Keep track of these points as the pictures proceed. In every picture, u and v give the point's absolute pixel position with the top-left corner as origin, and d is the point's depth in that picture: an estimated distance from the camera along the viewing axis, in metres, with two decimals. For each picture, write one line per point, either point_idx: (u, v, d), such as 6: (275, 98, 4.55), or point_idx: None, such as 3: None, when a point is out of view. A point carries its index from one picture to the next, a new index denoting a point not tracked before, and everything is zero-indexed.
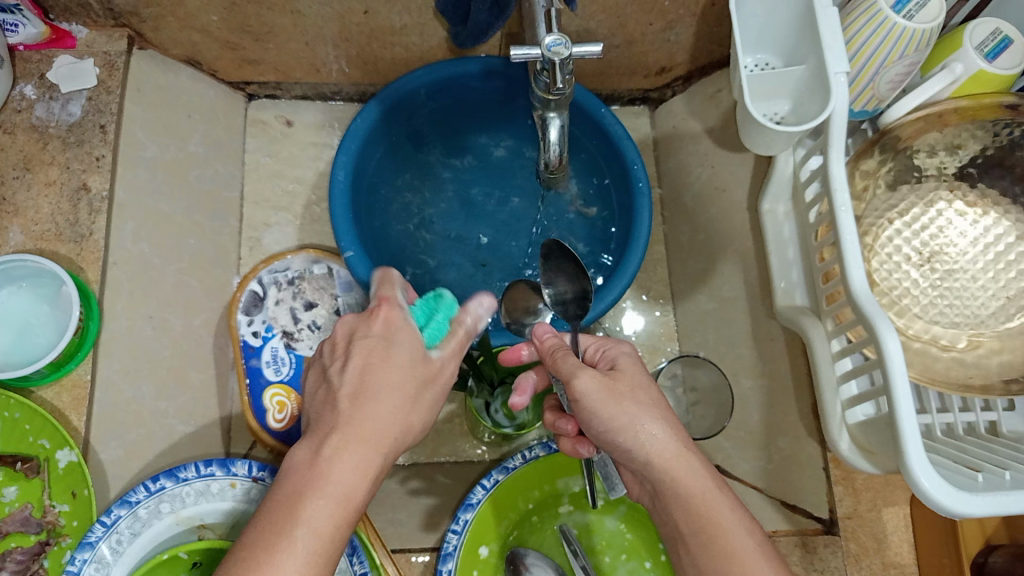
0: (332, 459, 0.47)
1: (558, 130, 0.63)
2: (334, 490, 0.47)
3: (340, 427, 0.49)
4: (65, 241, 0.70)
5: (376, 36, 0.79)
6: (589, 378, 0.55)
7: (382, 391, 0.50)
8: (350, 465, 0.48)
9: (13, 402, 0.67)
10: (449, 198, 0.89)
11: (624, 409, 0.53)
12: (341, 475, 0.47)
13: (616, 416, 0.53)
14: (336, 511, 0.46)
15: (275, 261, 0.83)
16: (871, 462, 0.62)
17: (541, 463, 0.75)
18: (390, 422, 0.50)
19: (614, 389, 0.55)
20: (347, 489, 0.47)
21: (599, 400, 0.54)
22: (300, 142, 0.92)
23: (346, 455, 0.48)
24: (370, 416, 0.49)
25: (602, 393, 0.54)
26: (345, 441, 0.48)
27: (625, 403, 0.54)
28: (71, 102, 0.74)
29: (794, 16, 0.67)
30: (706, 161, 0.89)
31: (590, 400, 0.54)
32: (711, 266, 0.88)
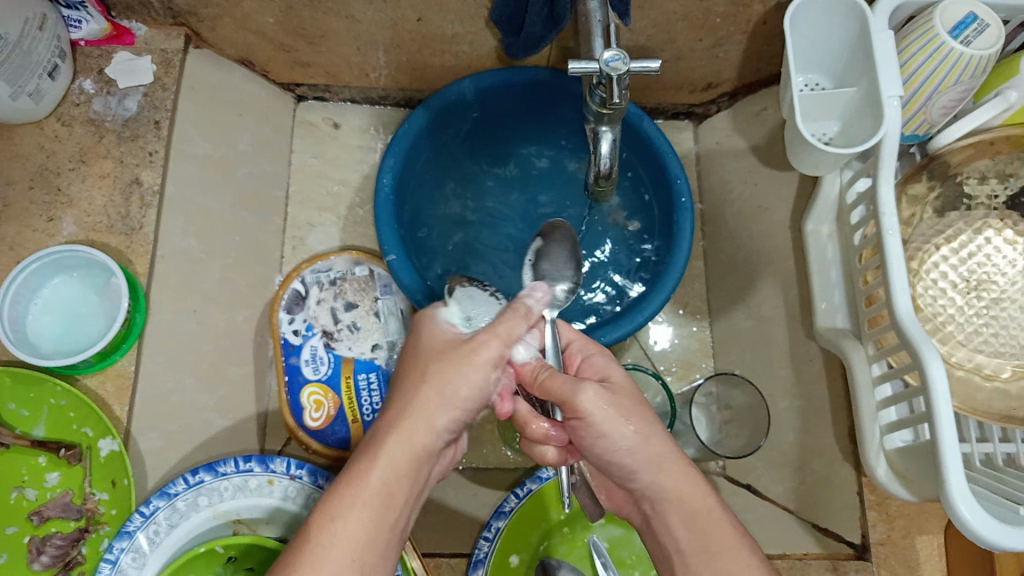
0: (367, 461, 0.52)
1: (610, 144, 0.64)
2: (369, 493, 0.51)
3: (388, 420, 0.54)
4: (116, 233, 0.72)
5: (426, 43, 0.80)
6: (593, 394, 0.53)
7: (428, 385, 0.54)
8: (386, 466, 0.52)
9: (61, 389, 0.67)
10: (492, 205, 0.89)
11: (634, 428, 0.54)
12: (374, 476, 0.51)
13: (626, 436, 0.53)
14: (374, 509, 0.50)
15: (318, 262, 0.84)
16: (908, 489, 0.61)
17: None
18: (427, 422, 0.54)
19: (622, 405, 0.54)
20: (383, 488, 0.51)
21: (606, 419, 0.53)
22: (347, 145, 0.93)
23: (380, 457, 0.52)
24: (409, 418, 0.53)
25: (608, 409, 0.53)
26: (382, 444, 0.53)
27: (638, 419, 0.54)
28: (127, 98, 0.75)
29: (848, 38, 0.66)
30: (749, 179, 0.88)
31: (594, 420, 0.53)
32: (750, 284, 0.87)
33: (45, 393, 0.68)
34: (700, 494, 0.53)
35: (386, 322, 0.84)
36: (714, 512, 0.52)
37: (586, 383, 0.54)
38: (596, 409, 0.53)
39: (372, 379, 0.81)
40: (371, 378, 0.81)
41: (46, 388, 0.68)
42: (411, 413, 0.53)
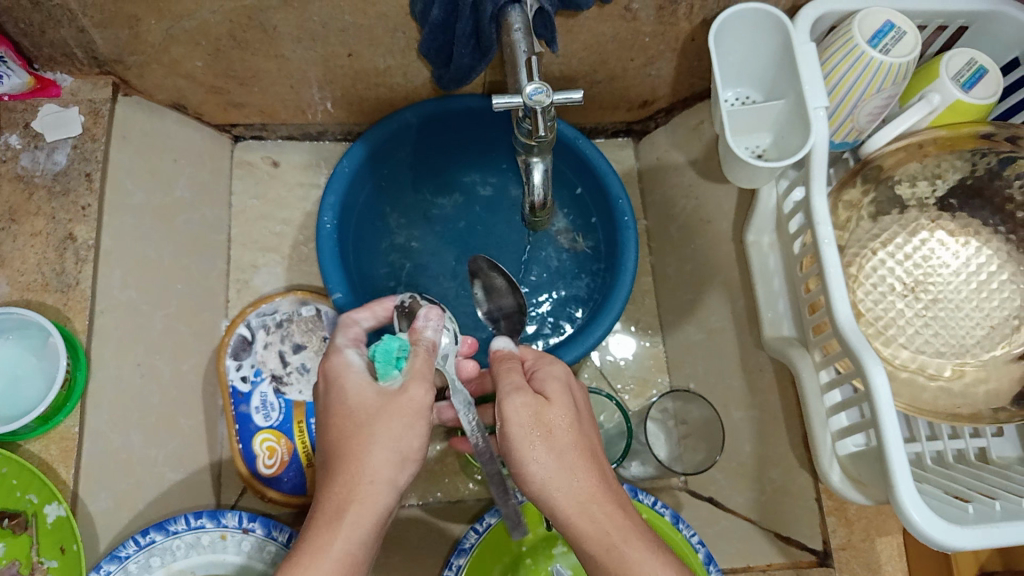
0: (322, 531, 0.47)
1: (541, 174, 0.64)
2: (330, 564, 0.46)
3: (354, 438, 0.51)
4: (52, 291, 0.69)
5: (360, 78, 0.80)
6: (518, 408, 0.52)
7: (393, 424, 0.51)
8: (340, 533, 0.47)
9: (1, 457, 0.64)
10: (441, 234, 0.89)
11: (535, 449, 0.51)
12: (336, 546, 0.47)
13: (526, 456, 0.51)
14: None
15: (263, 305, 0.83)
16: (863, 493, 0.61)
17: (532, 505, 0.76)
18: (371, 476, 0.49)
19: (535, 426, 0.52)
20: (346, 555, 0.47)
21: (518, 434, 0.51)
22: (287, 183, 0.93)
23: (336, 525, 0.47)
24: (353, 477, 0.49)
25: (524, 425, 0.52)
26: (340, 507, 0.48)
27: (546, 439, 0.51)
28: (56, 152, 0.73)
29: (772, 53, 0.67)
30: (691, 192, 0.89)
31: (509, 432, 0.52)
32: (699, 296, 0.88)
33: None
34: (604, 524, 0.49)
35: None
36: (612, 549, 0.48)
37: (516, 393, 0.53)
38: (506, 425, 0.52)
39: None
40: None
41: None
42: (366, 476, 0.49)
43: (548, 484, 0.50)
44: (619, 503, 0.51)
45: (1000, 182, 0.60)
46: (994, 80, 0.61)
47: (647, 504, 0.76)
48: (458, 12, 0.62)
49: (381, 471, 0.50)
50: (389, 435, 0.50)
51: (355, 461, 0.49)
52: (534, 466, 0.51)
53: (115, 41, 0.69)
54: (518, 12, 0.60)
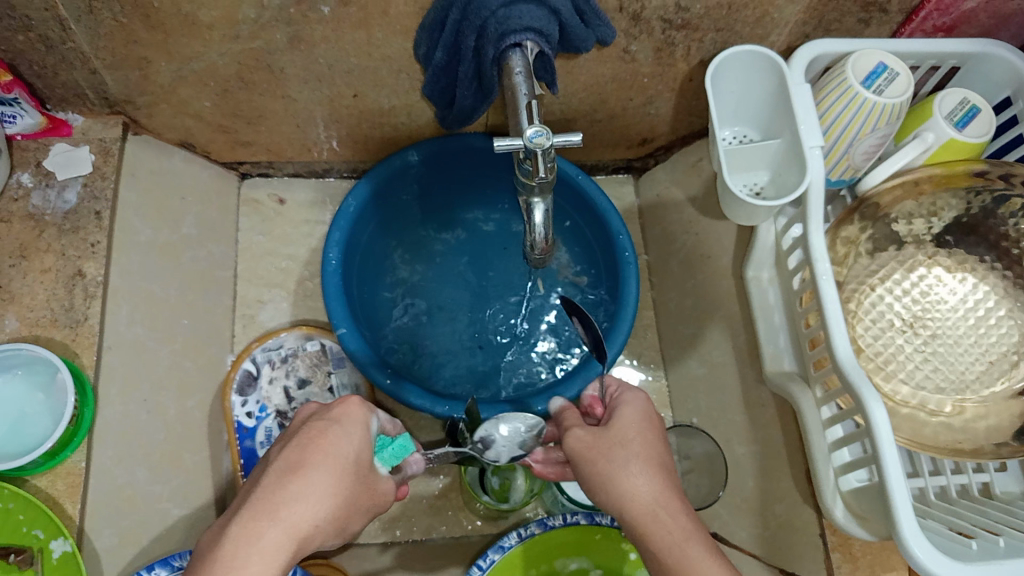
0: (241, 530, 0.43)
1: (542, 213, 0.65)
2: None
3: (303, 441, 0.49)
4: (60, 327, 0.70)
5: (365, 117, 0.81)
6: (577, 436, 0.55)
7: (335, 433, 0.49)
8: (259, 545, 0.42)
9: (8, 491, 0.64)
10: (444, 270, 0.90)
11: (602, 463, 0.52)
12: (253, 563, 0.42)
13: (595, 469, 0.52)
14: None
15: (269, 340, 0.84)
16: (866, 529, 0.62)
17: (536, 541, 0.76)
18: (320, 495, 0.45)
19: (599, 443, 0.53)
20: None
21: (581, 455, 0.54)
22: (293, 220, 0.94)
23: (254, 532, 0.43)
24: (287, 496, 0.45)
25: (584, 444, 0.54)
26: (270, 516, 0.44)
27: (610, 452, 0.52)
28: (66, 190, 0.74)
29: (768, 94, 0.69)
30: (690, 228, 0.90)
31: (576, 453, 0.54)
32: (699, 330, 0.89)
33: None
34: (665, 526, 0.48)
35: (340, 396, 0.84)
36: (678, 541, 0.47)
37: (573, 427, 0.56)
38: (576, 447, 0.54)
39: None
40: None
41: None
42: (306, 472, 0.46)
43: (614, 487, 0.51)
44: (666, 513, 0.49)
45: (995, 220, 0.61)
46: (987, 118, 0.62)
47: None
48: (461, 55, 0.64)
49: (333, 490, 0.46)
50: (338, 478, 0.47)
51: (313, 478, 0.46)
52: (603, 476, 0.52)
53: (126, 82, 0.71)
54: (519, 56, 0.61)
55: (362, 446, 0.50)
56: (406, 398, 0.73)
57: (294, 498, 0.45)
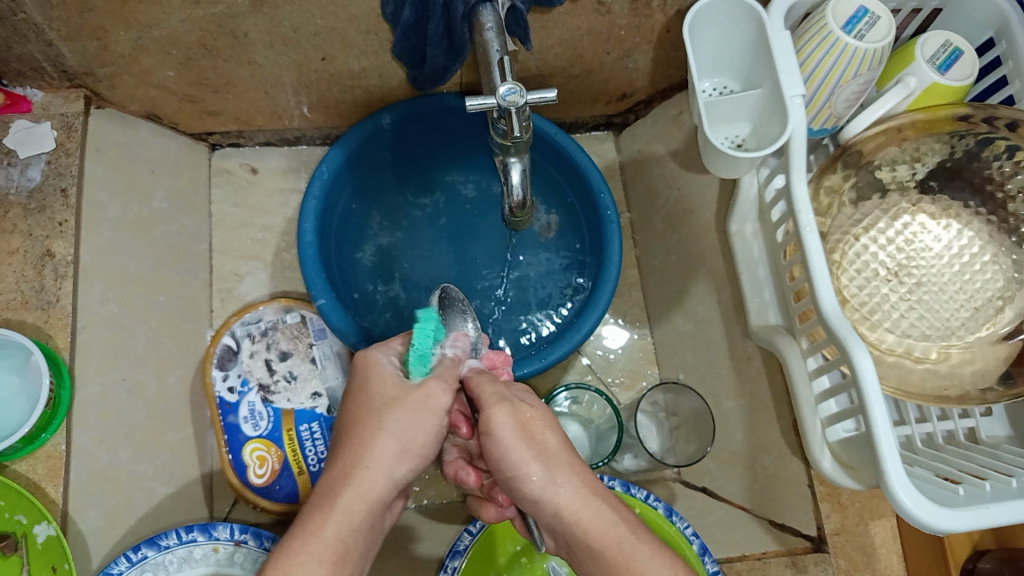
0: (329, 520, 0.47)
1: (520, 173, 0.63)
2: (323, 542, 0.47)
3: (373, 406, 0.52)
4: (32, 308, 0.68)
5: (336, 80, 0.79)
6: (503, 418, 0.51)
7: (413, 401, 0.52)
8: (346, 522, 0.48)
9: None
10: (424, 235, 0.88)
11: (531, 459, 0.49)
12: (336, 531, 0.47)
13: (522, 464, 0.49)
14: (322, 563, 0.46)
15: (247, 314, 0.82)
16: (854, 479, 0.61)
17: None
18: (386, 466, 0.50)
19: (525, 438, 0.50)
20: (342, 544, 0.47)
21: (506, 439, 0.50)
22: (267, 189, 0.92)
23: (346, 514, 0.48)
24: (354, 460, 0.50)
25: (512, 430, 0.50)
26: (350, 492, 0.49)
27: (538, 447, 0.50)
28: (29, 168, 0.72)
29: (747, 43, 0.67)
30: (673, 183, 0.89)
31: (499, 438, 0.50)
32: (684, 287, 0.88)
33: None
34: (610, 525, 0.48)
35: (324, 368, 0.82)
36: (624, 543, 0.48)
37: (500, 406, 0.52)
38: (499, 429, 0.51)
39: (315, 428, 0.80)
40: (314, 428, 0.80)
41: None
42: (370, 458, 0.50)
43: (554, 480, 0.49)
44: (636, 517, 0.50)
45: (979, 163, 0.60)
46: (969, 61, 0.61)
47: (640, 497, 0.76)
48: (430, 12, 0.61)
49: (395, 460, 0.50)
50: (397, 426, 0.51)
51: (380, 452, 0.50)
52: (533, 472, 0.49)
53: (85, 53, 0.68)
54: (490, 11, 0.60)
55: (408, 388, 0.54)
56: None
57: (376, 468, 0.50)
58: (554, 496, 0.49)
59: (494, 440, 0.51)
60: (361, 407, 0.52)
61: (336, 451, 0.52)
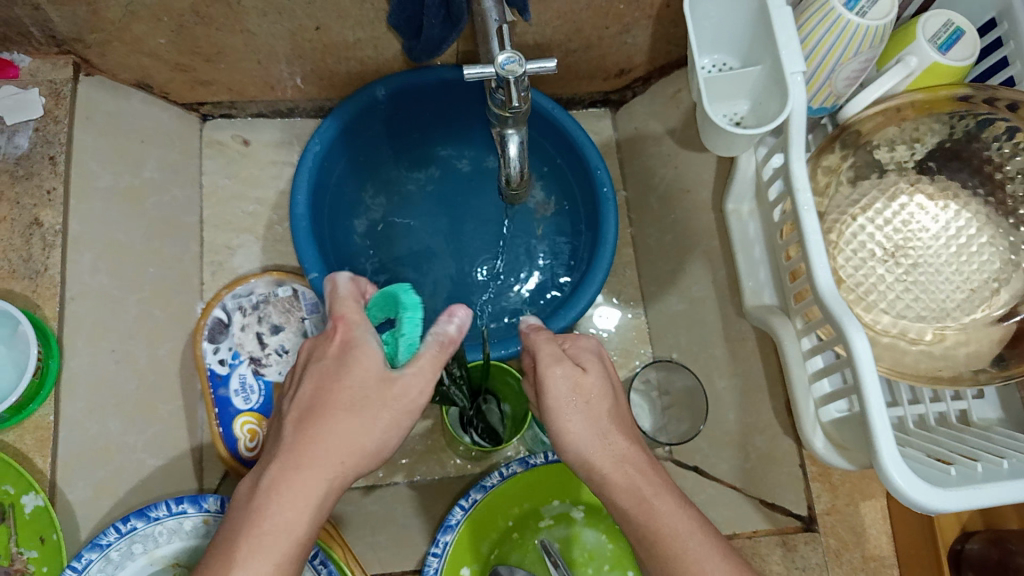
0: (274, 508, 0.46)
1: (517, 146, 0.62)
2: (274, 534, 0.46)
3: (318, 389, 0.50)
4: (20, 278, 0.67)
5: (329, 51, 0.77)
6: (561, 380, 0.54)
7: (355, 389, 0.50)
8: (290, 510, 0.46)
9: None
10: (419, 209, 0.87)
11: (579, 422, 0.53)
12: (301, 528, 0.47)
13: (575, 425, 0.53)
14: (280, 555, 0.46)
15: (238, 286, 0.79)
16: (845, 458, 0.62)
17: (517, 480, 0.73)
18: (337, 456, 0.48)
19: (576, 399, 0.54)
20: (292, 536, 0.46)
21: (564, 408, 0.53)
22: (259, 161, 0.88)
23: (290, 501, 0.46)
24: (306, 450, 0.48)
25: (569, 396, 0.54)
26: (296, 479, 0.47)
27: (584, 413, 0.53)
28: (17, 135, 0.71)
29: (746, 18, 0.66)
30: (669, 162, 0.87)
31: (552, 402, 0.54)
32: (678, 267, 0.86)
33: None
34: (636, 486, 0.51)
35: None
36: (644, 486, 0.51)
37: (557, 364, 0.55)
38: (557, 398, 0.54)
39: None
40: None
41: None
42: (318, 448, 0.48)
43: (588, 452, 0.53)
44: (659, 488, 0.52)
45: (978, 144, 0.59)
46: (970, 42, 0.61)
47: None
48: None
49: (346, 450, 0.48)
50: (357, 414, 0.49)
51: (334, 440, 0.48)
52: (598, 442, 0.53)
53: (73, 20, 0.67)
54: None
55: (371, 373, 0.50)
56: None
57: (323, 454, 0.48)
58: (596, 458, 0.53)
59: (553, 408, 0.54)
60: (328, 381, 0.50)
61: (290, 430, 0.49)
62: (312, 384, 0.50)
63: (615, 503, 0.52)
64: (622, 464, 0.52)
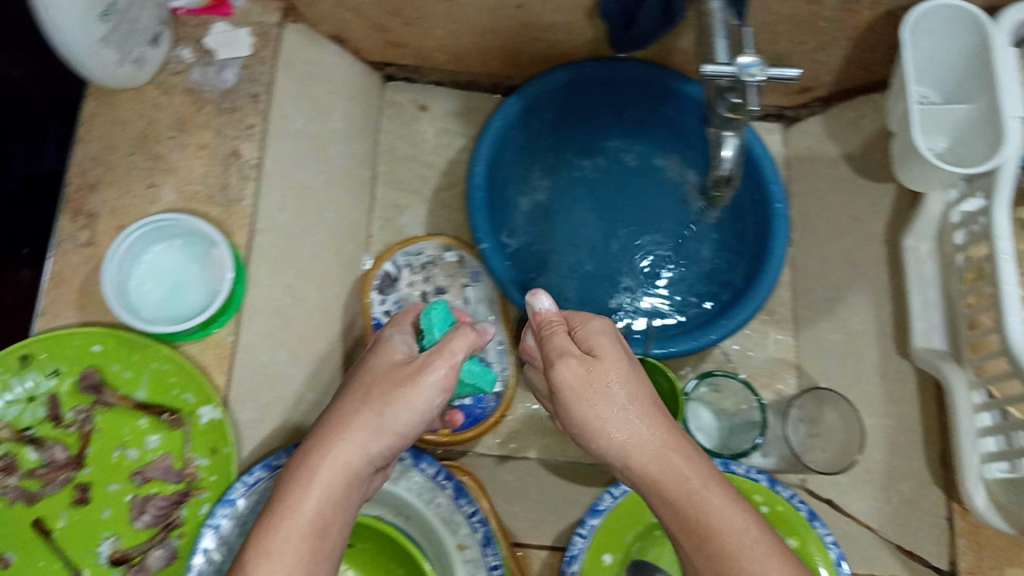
0: (294, 490, 0.49)
1: (732, 151, 0.58)
2: (297, 515, 0.49)
3: (348, 388, 0.55)
4: (216, 205, 0.70)
5: (523, 31, 0.77)
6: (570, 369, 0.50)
7: (379, 383, 0.53)
8: (307, 491, 0.50)
9: (163, 354, 0.66)
10: (580, 195, 0.85)
11: (597, 409, 0.49)
12: (312, 505, 0.49)
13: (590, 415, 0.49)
14: (301, 537, 0.48)
15: (409, 244, 0.80)
16: (1008, 523, 0.59)
17: None
18: (358, 441, 0.51)
19: (582, 386, 0.50)
20: (313, 517, 0.49)
21: (574, 395, 0.50)
22: (434, 128, 0.89)
23: (304, 481, 0.50)
24: (323, 436, 0.52)
25: (580, 386, 0.50)
26: (315, 461, 0.51)
27: (601, 397, 0.49)
28: (225, 70, 0.73)
29: (961, 55, 0.65)
30: (840, 188, 0.83)
31: (569, 394, 0.50)
32: (838, 296, 0.81)
33: (146, 356, 0.66)
34: (681, 477, 0.47)
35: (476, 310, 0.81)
36: (686, 475, 0.47)
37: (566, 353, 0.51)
38: (568, 387, 0.50)
39: None
40: None
41: (148, 352, 0.66)
42: (343, 432, 0.52)
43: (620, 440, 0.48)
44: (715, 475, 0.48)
45: None
46: None
47: (785, 496, 0.69)
48: None
49: (370, 433, 0.52)
50: (384, 398, 0.52)
51: (356, 426, 0.52)
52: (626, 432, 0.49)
53: None
54: None
55: (390, 365, 0.54)
56: None
57: (344, 437, 0.51)
58: (629, 450, 0.48)
59: (563, 396, 0.50)
60: (366, 377, 0.54)
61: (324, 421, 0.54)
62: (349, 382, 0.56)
63: (660, 494, 0.47)
64: (659, 451, 0.48)
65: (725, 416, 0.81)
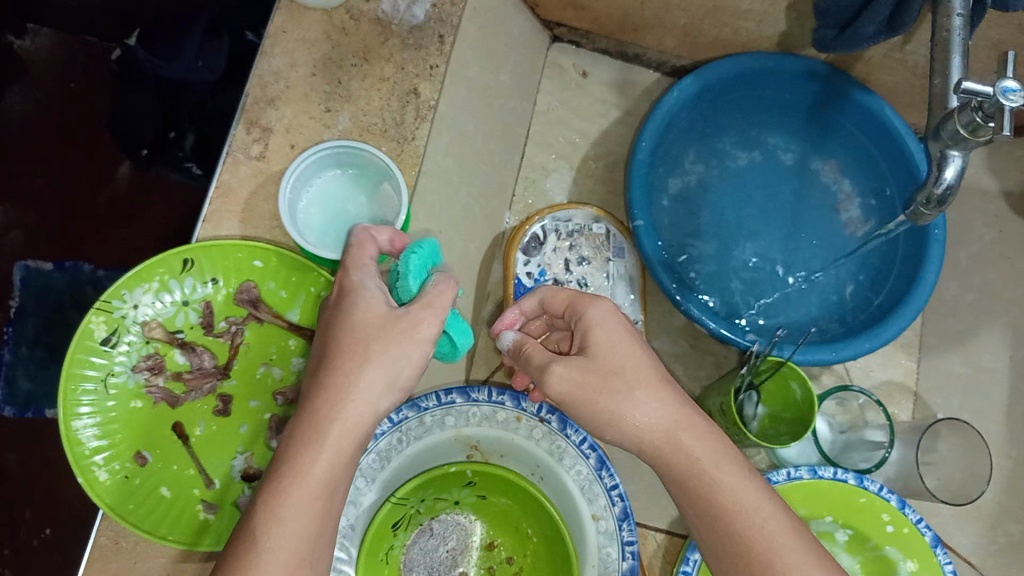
0: (305, 455, 0.48)
1: (956, 169, 0.56)
2: (314, 483, 0.47)
3: (334, 338, 0.51)
4: (388, 139, 0.69)
5: (712, 13, 0.76)
6: (564, 373, 0.53)
7: (376, 340, 0.50)
8: (319, 456, 0.48)
9: (323, 281, 0.65)
10: (730, 187, 0.85)
11: (602, 402, 0.51)
12: (321, 468, 0.48)
13: (598, 409, 0.51)
14: (316, 505, 0.47)
15: (560, 210, 0.81)
16: None
17: (803, 485, 0.68)
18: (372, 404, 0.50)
19: (591, 380, 0.52)
20: (327, 478, 0.48)
21: (577, 391, 0.52)
22: (591, 96, 0.89)
23: (313, 446, 0.48)
24: (325, 398, 0.49)
25: (577, 382, 0.52)
26: (321, 425, 0.49)
27: (596, 383, 0.52)
28: (416, 4, 0.71)
29: None
30: (995, 223, 0.82)
31: (569, 389, 0.52)
32: (971, 329, 0.82)
33: (306, 281, 0.66)
34: (690, 459, 0.49)
35: (614, 286, 0.81)
36: (703, 459, 0.49)
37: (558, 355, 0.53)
38: (564, 388, 0.53)
39: None
40: None
41: (310, 277, 0.65)
42: (348, 393, 0.49)
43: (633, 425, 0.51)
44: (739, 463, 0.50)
45: None
46: None
47: (911, 519, 0.68)
48: None
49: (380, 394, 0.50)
50: (387, 357, 0.50)
51: (363, 389, 0.50)
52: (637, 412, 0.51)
53: None
54: None
55: (383, 316, 0.52)
56: (687, 309, 0.72)
57: (354, 398, 0.49)
58: (639, 427, 0.50)
59: (569, 394, 0.53)
60: (351, 330, 0.51)
61: (314, 377, 0.51)
62: (329, 331, 0.52)
63: (674, 475, 0.50)
64: (667, 430, 0.50)
65: (838, 429, 0.81)
